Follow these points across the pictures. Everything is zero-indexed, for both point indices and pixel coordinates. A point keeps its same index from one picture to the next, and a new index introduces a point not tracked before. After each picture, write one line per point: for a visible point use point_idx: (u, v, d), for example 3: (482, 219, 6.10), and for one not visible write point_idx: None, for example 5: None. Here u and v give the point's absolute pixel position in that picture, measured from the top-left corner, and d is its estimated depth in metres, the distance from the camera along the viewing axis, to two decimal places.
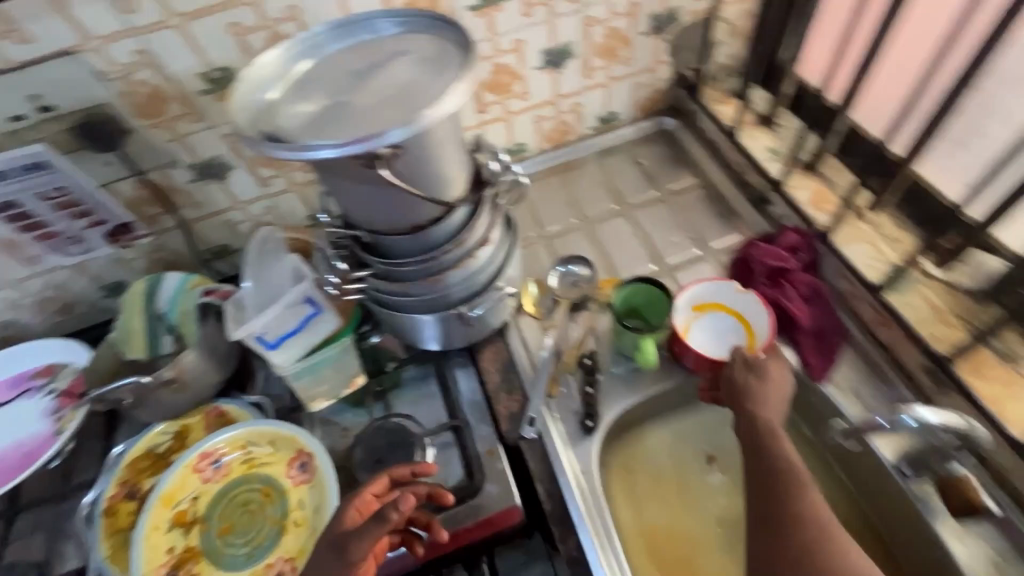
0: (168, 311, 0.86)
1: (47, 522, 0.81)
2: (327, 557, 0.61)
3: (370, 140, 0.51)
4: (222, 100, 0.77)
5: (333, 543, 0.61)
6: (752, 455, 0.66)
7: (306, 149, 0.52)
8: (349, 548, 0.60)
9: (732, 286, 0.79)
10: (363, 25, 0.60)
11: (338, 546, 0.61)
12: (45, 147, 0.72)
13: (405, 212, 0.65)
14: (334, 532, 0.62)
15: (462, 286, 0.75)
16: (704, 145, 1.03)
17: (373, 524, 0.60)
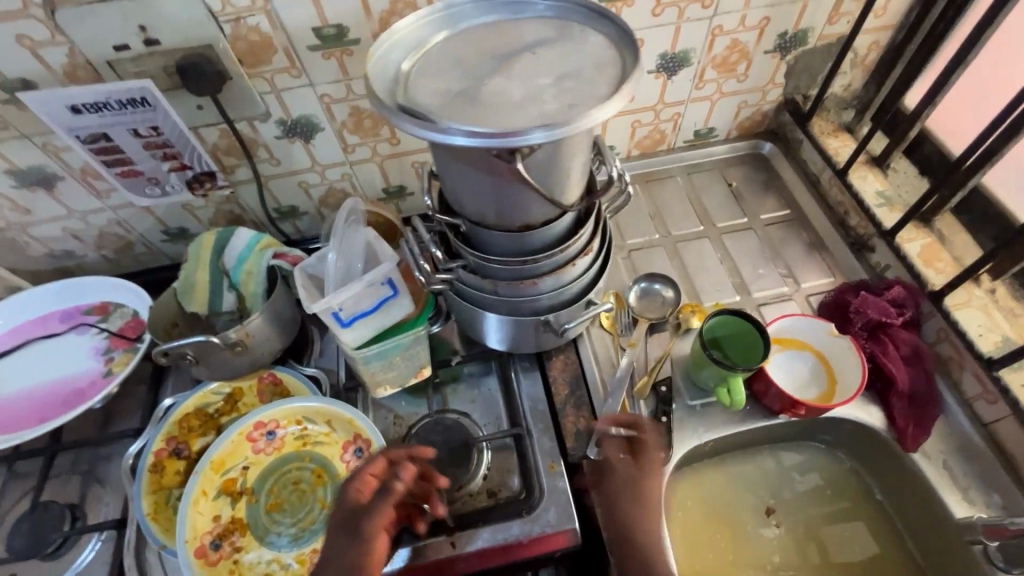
0: (233, 269, 0.83)
1: (85, 465, 0.80)
2: (340, 539, 0.59)
3: (508, 137, 0.46)
4: (328, 59, 0.73)
5: (347, 522, 0.60)
6: None
7: (442, 131, 0.47)
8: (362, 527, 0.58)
9: (825, 328, 0.76)
10: (512, 3, 0.56)
11: (350, 524, 0.59)
12: (153, 84, 0.69)
13: (517, 209, 0.61)
14: (346, 511, 0.60)
15: (551, 293, 0.71)
16: (802, 177, 0.97)
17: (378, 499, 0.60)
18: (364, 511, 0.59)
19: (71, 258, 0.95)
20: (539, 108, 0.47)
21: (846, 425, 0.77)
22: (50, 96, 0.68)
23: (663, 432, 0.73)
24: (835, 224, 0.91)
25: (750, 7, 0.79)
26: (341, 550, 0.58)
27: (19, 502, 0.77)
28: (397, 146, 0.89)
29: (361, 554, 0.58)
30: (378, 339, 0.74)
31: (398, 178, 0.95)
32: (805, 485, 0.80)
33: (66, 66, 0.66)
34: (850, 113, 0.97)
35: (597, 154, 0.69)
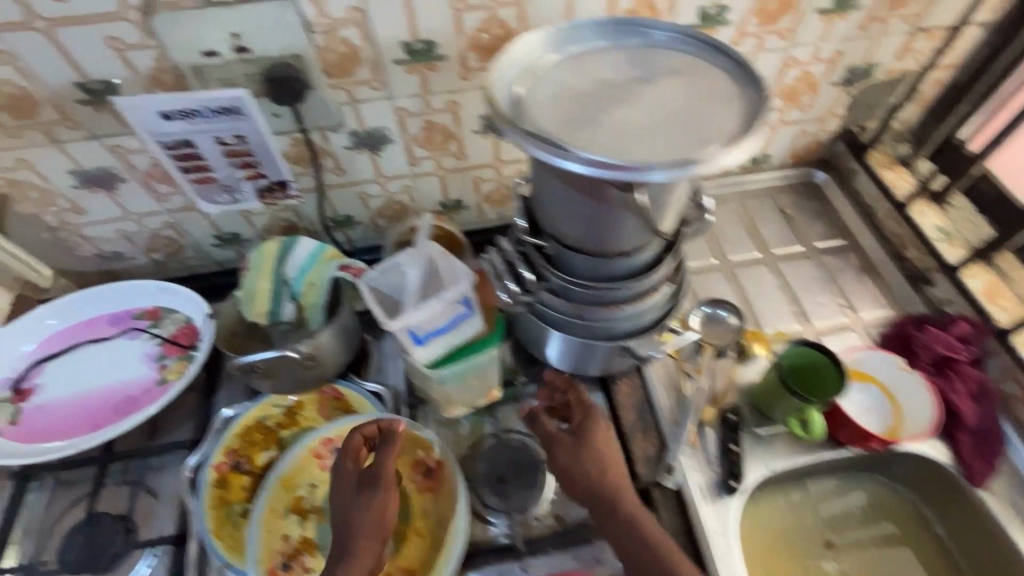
0: (295, 279, 0.81)
1: (134, 476, 0.77)
2: (350, 503, 0.61)
3: (630, 171, 0.46)
4: (412, 73, 0.72)
5: (363, 481, 0.62)
6: None
7: (561, 154, 0.47)
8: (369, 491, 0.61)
9: (894, 361, 0.78)
10: (630, 31, 0.57)
11: (366, 480, 0.62)
12: (248, 93, 0.68)
13: (615, 236, 0.60)
14: (355, 472, 0.63)
15: (628, 321, 0.70)
16: (856, 208, 0.98)
17: (383, 448, 0.63)
18: (376, 463, 0.62)
19: (118, 259, 0.92)
20: (662, 143, 0.47)
21: (911, 459, 0.77)
22: (144, 102, 0.67)
23: (736, 461, 0.72)
24: (892, 255, 0.92)
25: (826, 41, 0.80)
26: (363, 506, 0.61)
27: (67, 513, 0.74)
28: (462, 161, 0.88)
29: (382, 506, 0.61)
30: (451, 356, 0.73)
31: (457, 192, 0.94)
32: (862, 518, 0.79)
33: (151, 69, 0.65)
34: (906, 147, 0.97)
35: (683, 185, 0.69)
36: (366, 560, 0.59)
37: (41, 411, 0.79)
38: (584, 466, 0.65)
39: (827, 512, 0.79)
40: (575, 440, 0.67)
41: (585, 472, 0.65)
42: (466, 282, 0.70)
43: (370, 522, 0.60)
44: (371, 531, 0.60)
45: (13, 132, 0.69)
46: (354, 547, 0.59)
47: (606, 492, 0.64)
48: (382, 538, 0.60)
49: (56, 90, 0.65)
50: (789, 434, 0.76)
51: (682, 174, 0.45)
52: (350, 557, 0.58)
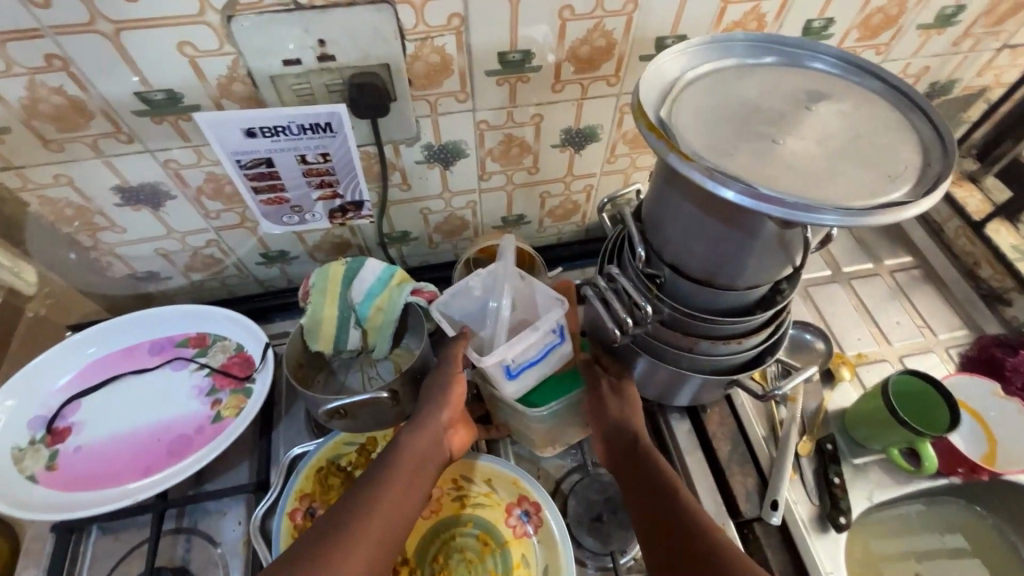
0: (361, 305, 0.75)
1: (190, 523, 0.71)
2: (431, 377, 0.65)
3: (802, 212, 0.41)
4: (502, 85, 0.67)
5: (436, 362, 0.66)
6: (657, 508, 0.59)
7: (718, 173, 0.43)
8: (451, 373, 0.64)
9: (989, 387, 0.76)
10: (778, 49, 0.54)
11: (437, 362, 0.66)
12: (348, 109, 0.62)
13: (743, 271, 0.56)
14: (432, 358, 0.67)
15: (741, 354, 0.66)
16: (922, 223, 0.97)
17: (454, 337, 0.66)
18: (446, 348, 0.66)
19: (153, 279, 0.84)
20: (834, 183, 0.43)
21: (1000, 484, 0.76)
22: (226, 119, 0.60)
23: (840, 495, 0.70)
24: (963, 274, 0.91)
25: (918, 55, 0.78)
26: (432, 383, 0.64)
27: (119, 568, 0.67)
28: (534, 175, 0.83)
29: (447, 383, 0.64)
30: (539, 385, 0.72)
31: (521, 207, 0.89)
32: (945, 545, 0.78)
33: (223, 79, 0.58)
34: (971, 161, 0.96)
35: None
36: (432, 433, 0.61)
37: (80, 454, 0.71)
38: (614, 403, 0.68)
39: (911, 542, 0.77)
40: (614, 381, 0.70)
41: (613, 407, 0.67)
42: (560, 312, 0.66)
43: (437, 397, 0.63)
44: (435, 408, 0.62)
45: (55, 145, 0.61)
46: (421, 420, 0.62)
47: (624, 423, 0.66)
48: (448, 411, 0.63)
49: (112, 101, 0.58)
50: (883, 463, 0.74)
51: (858, 220, 0.40)
52: (416, 426, 0.61)
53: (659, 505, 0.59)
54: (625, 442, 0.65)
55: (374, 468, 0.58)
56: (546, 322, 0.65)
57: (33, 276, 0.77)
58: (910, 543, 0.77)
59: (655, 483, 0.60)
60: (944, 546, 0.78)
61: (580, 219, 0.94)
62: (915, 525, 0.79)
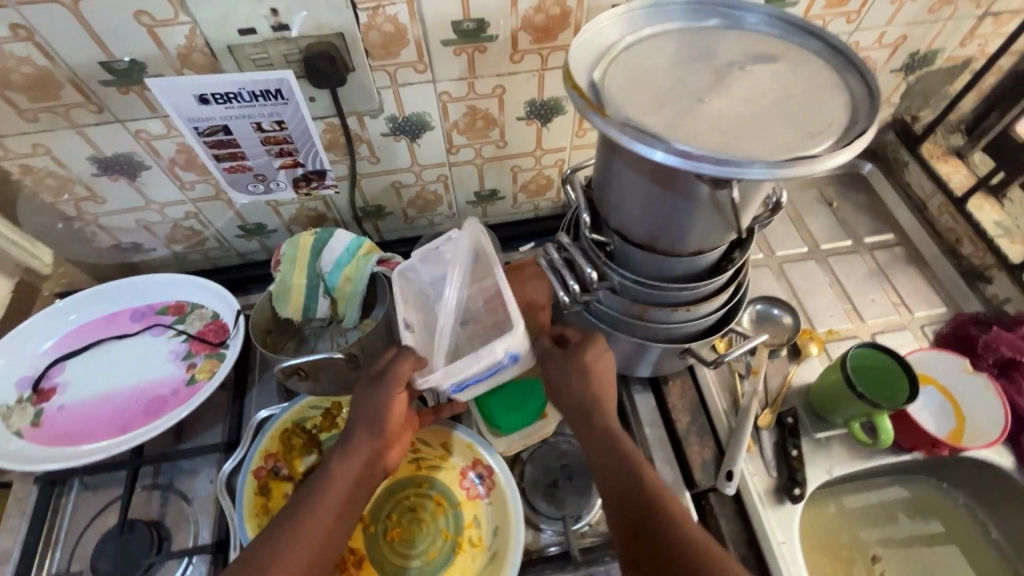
0: (330, 274, 0.76)
1: (164, 479, 0.74)
2: (365, 393, 0.59)
3: (723, 167, 0.41)
4: (460, 55, 0.67)
5: (366, 381, 0.59)
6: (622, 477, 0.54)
7: (650, 138, 0.43)
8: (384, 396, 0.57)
9: (957, 362, 0.74)
10: (719, 9, 0.53)
11: (369, 381, 0.58)
12: (293, 74, 0.63)
13: (686, 234, 0.56)
14: (366, 371, 0.60)
15: (693, 322, 0.67)
16: (905, 200, 0.95)
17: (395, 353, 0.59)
18: (380, 367, 0.58)
19: (137, 250, 0.88)
20: (760, 139, 0.42)
21: (970, 462, 0.75)
22: (182, 83, 0.62)
23: (797, 467, 0.70)
24: (945, 251, 0.89)
25: (893, 24, 0.76)
26: (363, 405, 0.58)
27: (96, 519, 0.71)
28: (503, 149, 0.83)
29: (382, 405, 0.58)
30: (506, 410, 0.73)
31: (494, 181, 0.90)
32: (909, 526, 0.77)
33: (182, 48, 0.60)
34: (959, 137, 0.94)
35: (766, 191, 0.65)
36: (365, 457, 0.57)
37: (63, 413, 0.74)
38: (566, 374, 0.61)
39: (872, 521, 0.77)
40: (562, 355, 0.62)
41: (575, 386, 0.60)
42: (516, 341, 0.57)
43: (371, 418, 0.58)
44: (369, 430, 0.58)
45: (29, 115, 0.64)
46: (351, 446, 0.57)
47: (587, 405, 0.59)
48: (382, 435, 0.58)
49: (79, 70, 0.60)
50: (845, 437, 0.74)
51: (780, 173, 0.40)
52: (346, 455, 0.57)
53: (630, 504, 0.53)
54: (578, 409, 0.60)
55: (301, 506, 0.54)
56: (494, 350, 0.57)
57: (50, 257, 0.85)
58: (871, 523, 0.77)
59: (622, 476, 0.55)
60: (906, 527, 0.77)
61: (555, 195, 0.95)
62: (876, 503, 0.78)
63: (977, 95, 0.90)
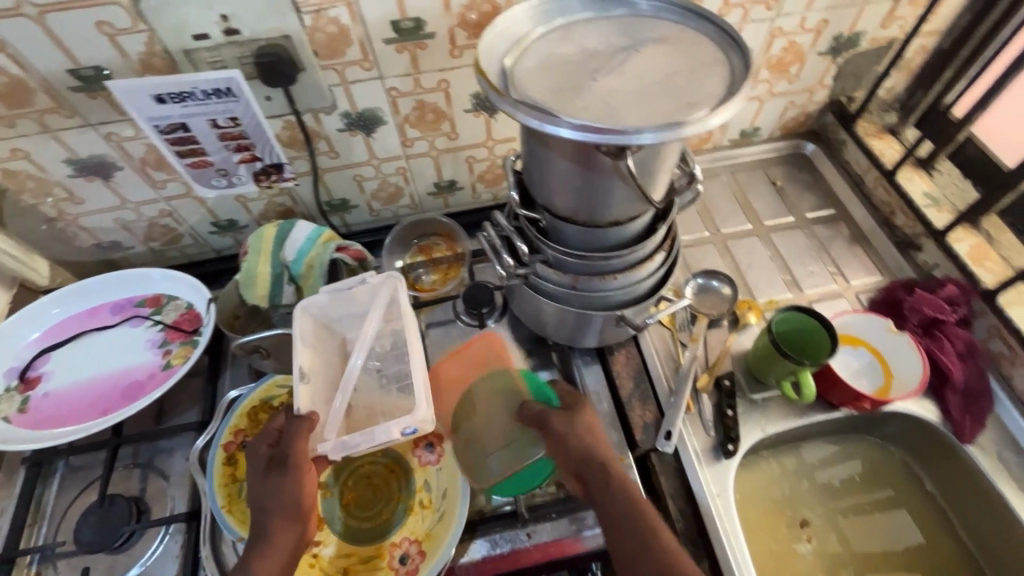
0: (293, 262, 0.82)
1: (145, 459, 0.79)
2: (267, 484, 0.60)
3: (618, 136, 0.47)
4: (402, 52, 0.73)
5: (270, 464, 0.61)
6: (622, 510, 0.59)
7: (551, 120, 0.48)
8: (290, 472, 0.60)
9: (882, 323, 0.78)
10: None
11: (278, 463, 0.61)
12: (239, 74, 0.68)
13: (603, 205, 0.60)
14: (265, 457, 0.62)
15: (624, 290, 0.72)
16: (845, 177, 1.00)
17: (289, 427, 0.62)
18: (283, 447, 0.61)
19: (117, 249, 0.93)
20: (650, 111, 0.48)
21: (900, 418, 0.79)
22: (139, 84, 0.67)
23: (731, 425, 0.75)
24: (881, 223, 0.94)
25: (812, 9, 0.81)
26: (274, 489, 0.59)
27: (80, 497, 0.76)
28: (455, 141, 0.89)
29: (294, 481, 0.59)
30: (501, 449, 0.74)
31: (451, 172, 0.95)
32: (841, 487, 0.82)
33: (142, 54, 0.65)
34: (893, 115, 0.99)
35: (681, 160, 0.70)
36: (285, 544, 0.58)
37: (48, 399, 0.79)
38: (574, 432, 0.65)
39: (803, 488, 0.81)
40: (567, 415, 0.67)
41: (580, 440, 0.65)
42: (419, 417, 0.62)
43: (282, 502, 0.59)
44: (285, 514, 0.59)
45: (7, 122, 0.70)
46: (269, 533, 0.58)
47: (589, 456, 0.63)
48: (298, 515, 0.59)
49: (49, 78, 0.66)
50: (781, 399, 0.78)
51: (664, 137, 0.46)
52: (264, 542, 0.57)
53: None
54: (579, 453, 0.64)
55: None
56: (390, 431, 0.62)
57: (44, 266, 0.90)
58: (802, 488, 0.81)
59: (642, 550, 0.56)
60: (837, 492, 0.82)
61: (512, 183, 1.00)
62: (808, 471, 0.83)
63: (909, 74, 0.95)
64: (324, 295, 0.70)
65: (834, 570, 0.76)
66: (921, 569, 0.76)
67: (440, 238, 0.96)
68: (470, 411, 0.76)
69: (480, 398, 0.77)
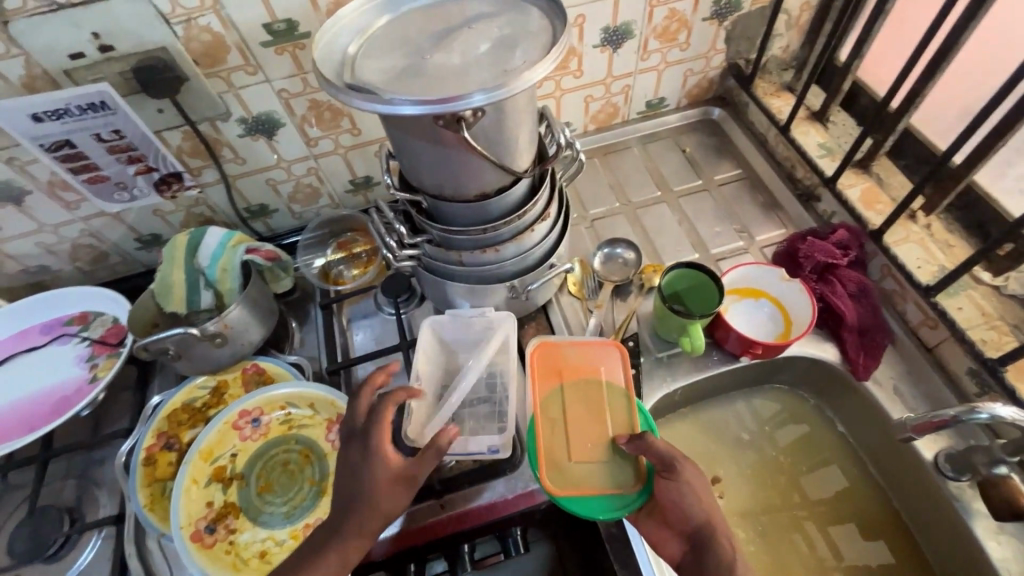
0: (208, 267, 0.84)
1: (78, 469, 0.82)
2: (384, 490, 0.58)
3: (451, 104, 0.49)
4: (282, 54, 0.75)
5: (401, 476, 0.59)
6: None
7: (387, 101, 0.50)
8: (412, 484, 0.59)
9: (776, 272, 0.80)
10: None
11: (411, 477, 0.59)
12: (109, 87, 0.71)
13: (468, 178, 0.63)
14: (394, 469, 0.58)
15: (515, 259, 0.74)
16: (751, 138, 1.02)
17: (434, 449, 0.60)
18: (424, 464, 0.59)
19: (45, 272, 0.95)
20: (480, 78, 0.51)
21: (803, 361, 0.81)
22: (15, 105, 0.70)
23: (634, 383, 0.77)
24: (783, 177, 0.96)
25: None
26: (395, 497, 0.58)
27: (15, 512, 0.79)
28: (358, 136, 0.91)
29: (407, 489, 0.59)
30: (588, 461, 0.66)
31: (364, 169, 0.97)
32: (754, 436, 0.85)
33: (24, 78, 0.68)
34: (790, 73, 1.02)
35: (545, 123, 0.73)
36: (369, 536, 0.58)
37: None
38: (698, 495, 0.57)
39: (717, 446, 0.84)
40: (697, 469, 0.59)
41: (694, 504, 0.57)
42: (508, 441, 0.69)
43: (391, 507, 0.58)
44: (386, 521, 0.59)
45: None
46: (365, 529, 0.58)
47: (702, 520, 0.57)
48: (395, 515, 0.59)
49: None
50: (686, 355, 0.81)
51: (495, 97, 0.49)
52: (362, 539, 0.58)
53: None
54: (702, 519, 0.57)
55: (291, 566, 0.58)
56: (479, 444, 0.69)
57: None
58: (717, 442, 0.85)
59: None
60: (750, 446, 0.84)
61: None
62: (722, 429, 0.86)
63: (800, 32, 0.97)
64: (449, 318, 0.78)
65: (745, 517, 0.79)
66: (832, 508, 0.79)
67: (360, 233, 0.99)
68: (575, 412, 0.70)
69: (579, 400, 0.71)
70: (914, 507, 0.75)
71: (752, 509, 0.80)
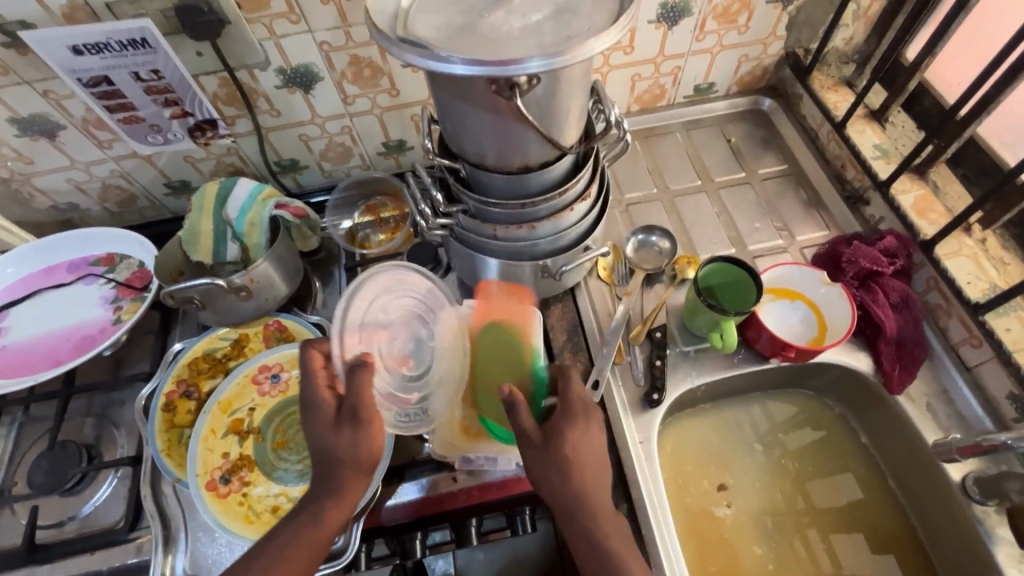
0: (236, 219, 0.83)
1: (98, 408, 0.82)
2: (322, 435, 0.59)
3: (507, 66, 0.46)
4: (327, 4, 0.72)
5: (342, 419, 0.59)
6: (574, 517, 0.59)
7: (439, 59, 0.48)
8: (362, 420, 0.58)
9: (817, 275, 0.77)
10: None
11: (347, 417, 0.59)
12: (150, 24, 0.69)
13: (513, 149, 0.60)
14: (332, 414, 0.60)
15: (550, 239, 0.71)
16: (801, 132, 0.98)
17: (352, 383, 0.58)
18: (357, 402, 0.58)
19: (74, 210, 0.95)
20: (539, 42, 0.48)
21: (834, 368, 0.79)
22: (53, 36, 0.68)
23: (658, 375, 0.76)
24: (831, 177, 0.93)
25: None
26: (350, 442, 0.58)
27: (33, 444, 0.80)
28: (396, 98, 0.88)
29: (362, 430, 0.58)
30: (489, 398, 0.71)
31: (398, 132, 0.95)
32: (773, 439, 0.83)
33: (64, 8, 0.67)
34: (851, 68, 0.97)
35: (595, 99, 0.70)
36: (350, 482, 0.60)
37: (5, 352, 0.83)
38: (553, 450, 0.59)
39: (733, 447, 0.82)
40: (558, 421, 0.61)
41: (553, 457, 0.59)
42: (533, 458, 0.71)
43: (355, 455, 0.59)
44: (356, 465, 0.59)
45: None
46: (340, 482, 0.59)
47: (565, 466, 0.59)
48: (364, 458, 0.59)
49: None
50: (713, 351, 0.79)
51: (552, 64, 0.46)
52: (339, 496, 0.59)
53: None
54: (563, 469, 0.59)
55: (273, 554, 0.57)
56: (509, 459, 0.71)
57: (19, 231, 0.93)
58: (734, 442, 0.83)
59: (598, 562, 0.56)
60: (767, 450, 0.82)
61: None
62: (738, 430, 0.84)
63: (868, 24, 0.91)
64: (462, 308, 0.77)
65: (757, 521, 0.78)
66: (849, 519, 0.78)
67: (391, 198, 0.98)
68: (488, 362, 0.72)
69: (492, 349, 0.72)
70: (932, 526, 0.74)
71: (767, 509, 0.78)
